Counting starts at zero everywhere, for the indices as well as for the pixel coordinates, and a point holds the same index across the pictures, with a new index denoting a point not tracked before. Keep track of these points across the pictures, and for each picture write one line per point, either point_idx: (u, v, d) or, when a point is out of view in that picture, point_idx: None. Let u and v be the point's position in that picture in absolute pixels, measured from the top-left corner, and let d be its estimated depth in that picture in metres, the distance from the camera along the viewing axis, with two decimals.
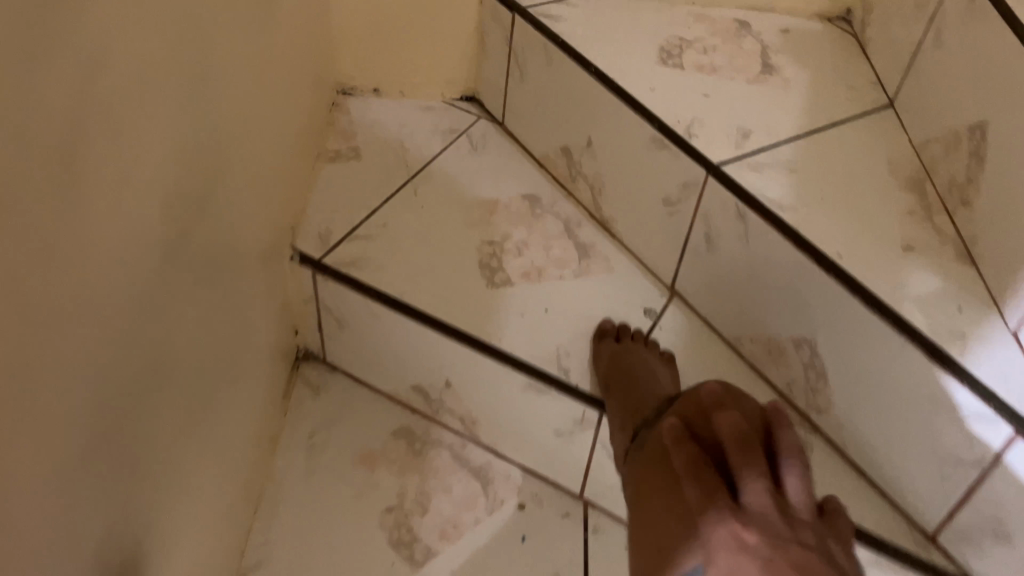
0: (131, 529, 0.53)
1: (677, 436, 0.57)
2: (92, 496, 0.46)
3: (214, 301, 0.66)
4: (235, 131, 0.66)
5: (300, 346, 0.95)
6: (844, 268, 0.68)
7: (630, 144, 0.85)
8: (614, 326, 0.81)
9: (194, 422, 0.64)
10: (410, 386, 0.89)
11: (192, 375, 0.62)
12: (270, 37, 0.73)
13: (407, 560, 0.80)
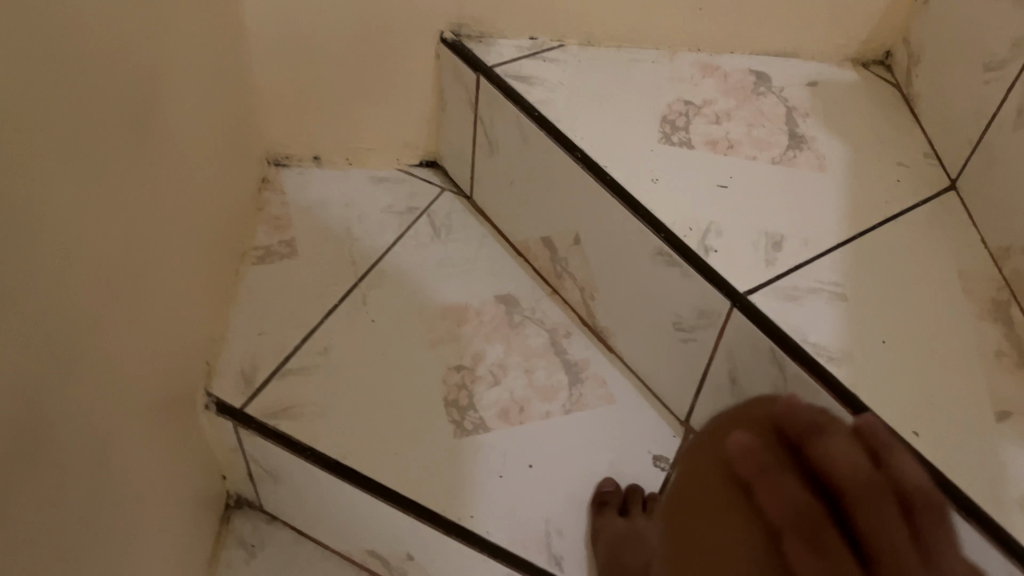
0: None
1: (876, 499, 0.41)
2: None
3: (79, 538, 0.49)
4: (91, 311, 0.48)
5: (230, 491, 0.78)
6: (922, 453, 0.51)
7: (628, 249, 0.67)
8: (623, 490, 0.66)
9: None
10: (365, 551, 0.73)
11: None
12: (145, 156, 0.55)
13: None
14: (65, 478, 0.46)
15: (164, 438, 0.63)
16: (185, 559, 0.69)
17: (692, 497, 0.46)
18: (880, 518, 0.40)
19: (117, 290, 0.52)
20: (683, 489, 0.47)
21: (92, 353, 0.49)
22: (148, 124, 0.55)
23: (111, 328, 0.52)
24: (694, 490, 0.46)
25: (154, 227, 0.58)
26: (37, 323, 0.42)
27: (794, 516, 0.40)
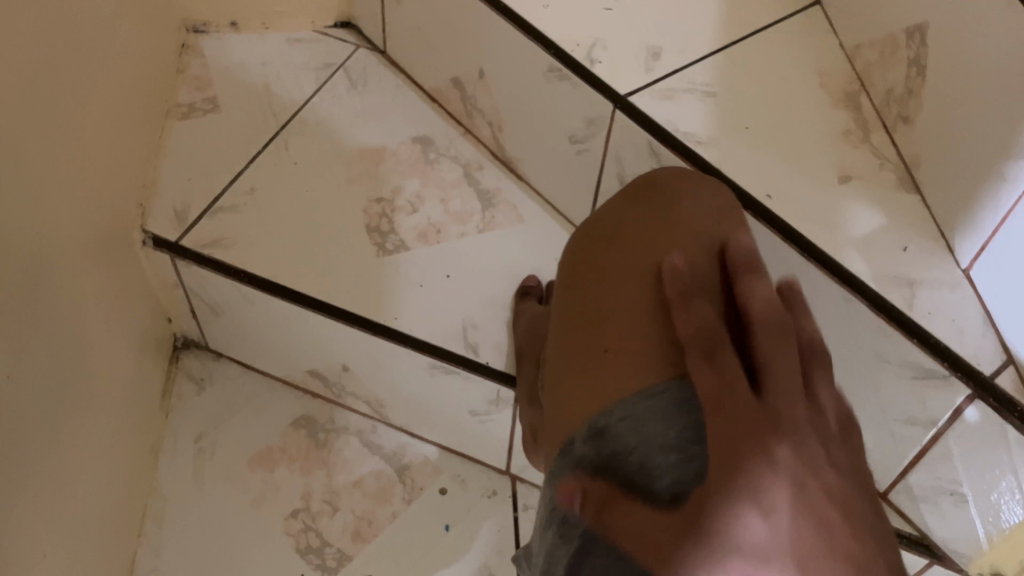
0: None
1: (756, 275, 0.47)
2: None
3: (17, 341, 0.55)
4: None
5: (176, 333, 0.84)
6: (774, 211, 0.59)
7: (525, 74, 0.73)
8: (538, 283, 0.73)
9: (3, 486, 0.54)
10: (306, 371, 0.80)
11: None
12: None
13: (317, 570, 0.73)
14: None
15: (102, 271, 0.69)
16: (137, 388, 0.76)
17: (599, 260, 0.52)
18: (752, 289, 0.46)
19: (28, 117, 0.56)
20: (599, 241, 0.54)
21: (9, 172, 0.54)
22: None
23: (27, 150, 0.56)
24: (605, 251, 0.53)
25: (66, 66, 0.62)
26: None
27: (682, 286, 0.46)
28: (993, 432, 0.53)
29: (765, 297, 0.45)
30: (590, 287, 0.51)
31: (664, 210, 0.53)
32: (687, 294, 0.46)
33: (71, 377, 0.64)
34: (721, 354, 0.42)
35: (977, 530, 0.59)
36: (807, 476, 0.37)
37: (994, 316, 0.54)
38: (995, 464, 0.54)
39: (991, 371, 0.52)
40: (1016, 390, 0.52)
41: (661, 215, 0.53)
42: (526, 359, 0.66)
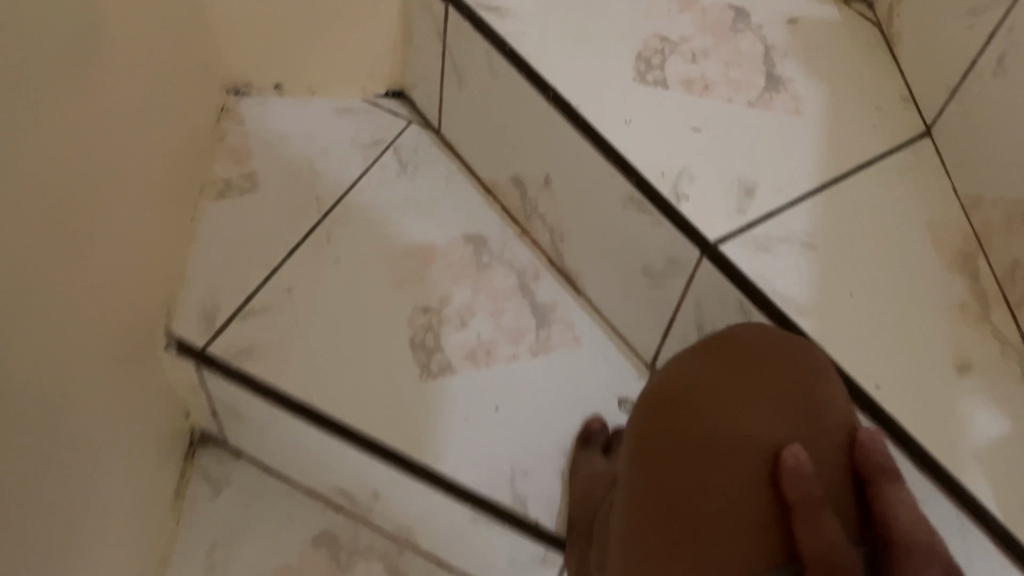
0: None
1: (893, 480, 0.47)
2: None
3: (29, 496, 0.49)
4: (24, 274, 0.46)
5: (194, 427, 0.77)
6: (887, 411, 0.51)
7: (601, 196, 0.66)
8: (592, 425, 0.66)
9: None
10: (332, 487, 0.73)
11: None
12: (85, 105, 0.52)
13: None
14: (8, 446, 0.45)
15: (123, 381, 0.62)
16: (149, 495, 0.70)
17: (687, 438, 0.46)
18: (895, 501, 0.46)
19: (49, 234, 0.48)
20: (680, 394, 0.48)
21: (18, 302, 0.46)
22: (86, 72, 0.51)
23: (55, 281, 0.50)
24: (689, 451, 0.46)
25: (98, 160, 0.54)
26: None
27: (811, 491, 0.43)
28: None
29: (909, 509, 0.46)
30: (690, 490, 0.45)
31: (769, 371, 0.48)
32: (817, 501, 0.42)
33: (76, 511, 0.56)
34: None
35: None
36: None
37: None
38: None
39: None
40: None
41: (772, 382, 0.48)
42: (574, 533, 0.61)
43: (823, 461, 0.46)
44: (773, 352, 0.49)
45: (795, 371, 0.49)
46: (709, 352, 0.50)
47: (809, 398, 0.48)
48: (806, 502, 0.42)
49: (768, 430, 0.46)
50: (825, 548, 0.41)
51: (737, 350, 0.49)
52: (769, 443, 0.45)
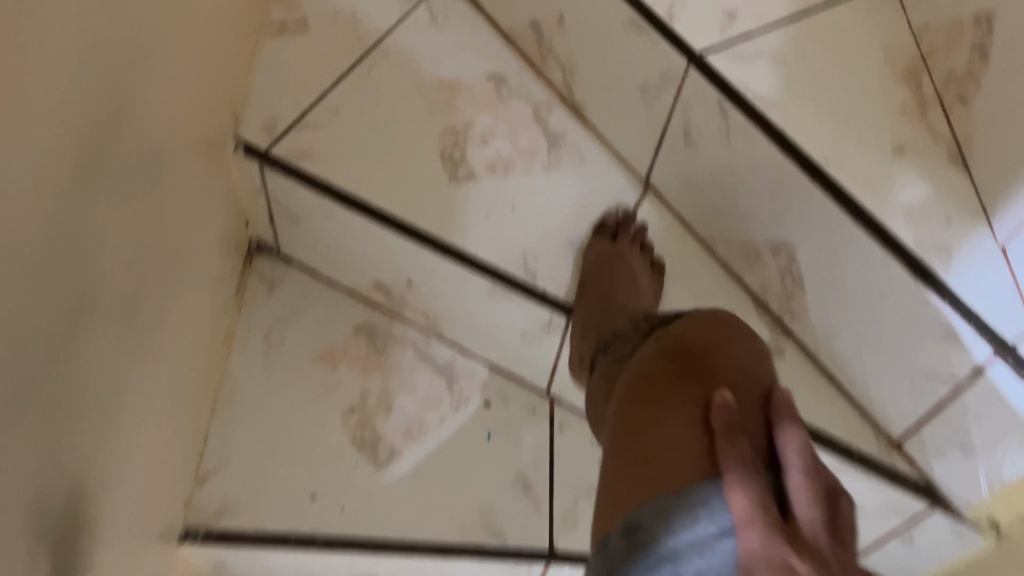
0: (56, 483, 0.49)
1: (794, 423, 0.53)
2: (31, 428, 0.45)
3: (143, 224, 0.60)
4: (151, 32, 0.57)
5: (251, 237, 0.90)
6: (830, 177, 0.64)
7: (605, 24, 0.76)
8: (614, 217, 0.82)
9: (124, 351, 0.59)
10: (371, 283, 0.86)
11: (119, 306, 0.57)
12: None
13: (371, 462, 0.79)
14: (131, 170, 0.56)
15: (204, 167, 0.74)
16: (219, 279, 0.82)
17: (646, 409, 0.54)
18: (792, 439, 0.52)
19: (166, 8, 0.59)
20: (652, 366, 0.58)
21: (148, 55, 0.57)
22: None
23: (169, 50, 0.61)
24: (654, 423, 0.53)
25: None
26: (115, 16, 0.50)
27: (730, 420, 0.51)
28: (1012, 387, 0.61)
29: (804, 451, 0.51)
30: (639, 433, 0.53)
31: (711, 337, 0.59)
32: (734, 428, 0.50)
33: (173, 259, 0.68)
34: (759, 529, 0.45)
35: (979, 482, 0.66)
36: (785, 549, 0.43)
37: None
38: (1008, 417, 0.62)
39: (1012, 339, 0.60)
40: None
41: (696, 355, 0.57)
42: (583, 301, 0.78)
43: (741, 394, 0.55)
44: (708, 330, 0.59)
45: (730, 343, 0.59)
46: (661, 333, 0.63)
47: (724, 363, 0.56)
48: (724, 436, 0.50)
49: (696, 401, 0.53)
50: (739, 495, 0.47)
51: (689, 337, 0.59)
52: (698, 397, 0.53)
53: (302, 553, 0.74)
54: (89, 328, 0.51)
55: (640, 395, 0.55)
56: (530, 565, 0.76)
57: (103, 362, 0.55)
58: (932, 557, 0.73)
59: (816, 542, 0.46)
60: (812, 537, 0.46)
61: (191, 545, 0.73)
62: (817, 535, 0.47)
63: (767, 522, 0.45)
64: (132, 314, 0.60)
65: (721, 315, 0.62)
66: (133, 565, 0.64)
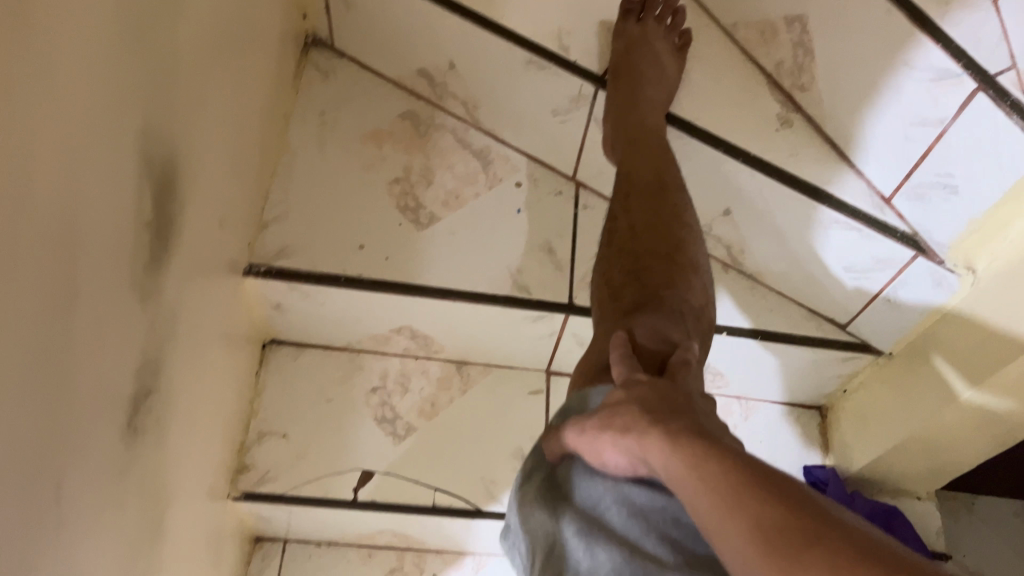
0: (160, 152, 0.58)
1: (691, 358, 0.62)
2: (141, 78, 0.53)
3: None
4: None
5: (308, 31, 0.97)
6: None
7: None
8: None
9: (206, 71, 0.66)
10: (416, 71, 0.93)
11: (201, 25, 0.64)
12: None
13: (412, 223, 0.89)
14: None
15: None
16: (281, 57, 0.89)
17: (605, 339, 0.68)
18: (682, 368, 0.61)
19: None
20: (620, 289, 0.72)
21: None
22: None
23: None
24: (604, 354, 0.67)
25: None
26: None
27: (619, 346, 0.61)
28: (989, 119, 0.67)
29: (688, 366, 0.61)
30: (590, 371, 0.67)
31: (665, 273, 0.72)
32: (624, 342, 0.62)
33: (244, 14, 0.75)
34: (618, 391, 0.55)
35: (960, 216, 0.74)
36: (630, 399, 0.53)
37: (1008, 29, 0.63)
38: (984, 147, 0.69)
39: (995, 73, 0.65)
40: (1012, 87, 0.65)
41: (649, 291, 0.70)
42: (617, 77, 0.82)
43: (669, 326, 0.67)
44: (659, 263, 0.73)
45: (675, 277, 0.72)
46: (638, 228, 0.75)
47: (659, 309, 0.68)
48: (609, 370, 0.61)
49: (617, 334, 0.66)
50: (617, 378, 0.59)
51: (637, 273, 0.72)
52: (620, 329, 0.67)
53: (350, 291, 0.84)
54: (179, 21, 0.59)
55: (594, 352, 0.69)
56: (551, 314, 0.86)
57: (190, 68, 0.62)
58: (914, 311, 0.82)
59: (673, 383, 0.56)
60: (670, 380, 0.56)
61: (256, 279, 0.83)
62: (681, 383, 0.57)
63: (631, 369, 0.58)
64: (214, 38, 0.68)
65: (680, 247, 0.74)
66: (212, 274, 0.74)
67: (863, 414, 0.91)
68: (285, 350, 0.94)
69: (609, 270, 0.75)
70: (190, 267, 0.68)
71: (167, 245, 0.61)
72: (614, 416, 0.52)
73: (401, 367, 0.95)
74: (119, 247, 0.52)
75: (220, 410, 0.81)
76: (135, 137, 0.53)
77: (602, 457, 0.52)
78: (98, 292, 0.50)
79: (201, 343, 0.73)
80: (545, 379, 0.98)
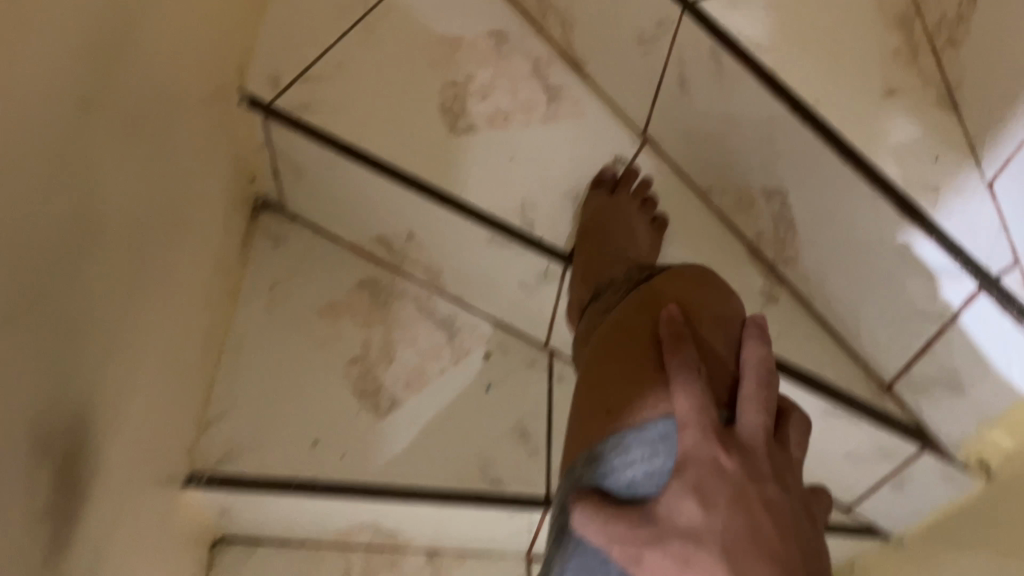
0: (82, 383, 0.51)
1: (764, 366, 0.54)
2: (43, 339, 0.46)
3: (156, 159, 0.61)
4: None
5: (257, 194, 0.91)
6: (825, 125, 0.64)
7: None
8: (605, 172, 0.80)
9: (144, 268, 0.61)
10: (373, 238, 0.86)
11: (126, 239, 0.57)
12: None
13: (372, 411, 0.80)
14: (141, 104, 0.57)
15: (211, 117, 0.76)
16: (226, 232, 0.84)
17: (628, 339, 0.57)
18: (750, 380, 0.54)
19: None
20: (645, 291, 0.60)
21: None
22: None
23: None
24: (626, 362, 0.56)
25: None
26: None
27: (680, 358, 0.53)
28: (995, 319, 0.63)
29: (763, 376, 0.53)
30: (607, 389, 0.56)
31: (696, 277, 0.60)
32: (686, 359, 0.53)
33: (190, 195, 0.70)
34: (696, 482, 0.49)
35: (970, 415, 0.69)
36: (716, 517, 0.48)
37: (1007, 216, 0.60)
38: (991, 345, 0.64)
39: (996, 270, 0.61)
40: (1018, 288, 0.61)
41: (686, 292, 0.58)
42: (579, 247, 0.75)
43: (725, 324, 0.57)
44: (684, 270, 0.60)
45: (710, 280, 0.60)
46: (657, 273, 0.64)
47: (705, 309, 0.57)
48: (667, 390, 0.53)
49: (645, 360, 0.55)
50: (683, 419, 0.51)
51: (655, 297, 0.59)
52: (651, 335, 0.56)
53: (304, 499, 0.75)
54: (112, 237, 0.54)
55: (620, 333, 0.58)
56: (528, 513, 0.77)
57: (121, 278, 0.57)
58: (921, 504, 0.76)
59: (752, 455, 0.50)
60: (749, 452, 0.51)
61: (196, 490, 0.73)
62: (757, 442, 0.51)
63: (704, 425, 0.51)
64: (146, 246, 0.61)
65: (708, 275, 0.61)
66: (148, 496, 0.65)
67: None
68: (236, 547, 0.85)
69: (619, 309, 0.61)
70: (117, 507, 0.59)
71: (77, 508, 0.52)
72: (701, 547, 0.47)
73: (365, 565, 0.85)
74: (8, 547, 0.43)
75: None
76: (34, 409, 0.46)
77: None
78: None
79: (140, 562, 0.64)
80: (525, 562, 0.88)
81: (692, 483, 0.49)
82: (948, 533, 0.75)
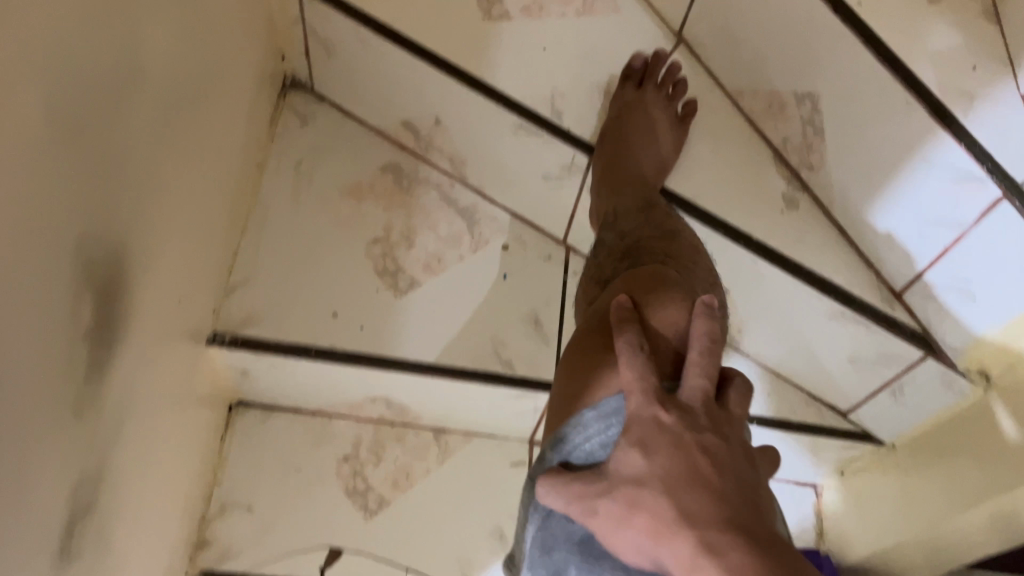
0: (108, 229, 0.53)
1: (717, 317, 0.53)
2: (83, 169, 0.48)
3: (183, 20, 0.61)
4: None
5: (287, 72, 0.91)
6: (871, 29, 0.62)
7: None
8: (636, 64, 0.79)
9: (170, 128, 0.61)
10: (400, 122, 0.88)
11: (158, 93, 0.58)
12: None
13: (391, 289, 0.83)
14: None
15: None
16: (257, 104, 0.84)
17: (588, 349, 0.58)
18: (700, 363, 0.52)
19: None
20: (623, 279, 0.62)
21: None
22: None
23: None
24: (591, 354, 0.57)
25: None
26: None
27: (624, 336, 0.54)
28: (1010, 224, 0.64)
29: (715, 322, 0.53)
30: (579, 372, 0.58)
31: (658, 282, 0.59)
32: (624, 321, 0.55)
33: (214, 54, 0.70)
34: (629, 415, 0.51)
35: (979, 320, 0.71)
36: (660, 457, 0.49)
37: None
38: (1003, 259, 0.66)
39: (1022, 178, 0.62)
40: None
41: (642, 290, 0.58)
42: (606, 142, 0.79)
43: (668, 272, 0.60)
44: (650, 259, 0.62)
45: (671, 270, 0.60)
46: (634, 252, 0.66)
47: (653, 276, 0.60)
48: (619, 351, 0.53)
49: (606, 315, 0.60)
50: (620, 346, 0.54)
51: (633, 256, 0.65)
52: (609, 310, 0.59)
53: (321, 363, 0.79)
54: (138, 82, 0.54)
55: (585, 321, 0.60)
56: (532, 393, 0.81)
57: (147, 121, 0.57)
58: (919, 411, 0.80)
59: (694, 416, 0.50)
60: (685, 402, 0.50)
61: (219, 348, 0.77)
62: (697, 404, 0.50)
63: (648, 391, 0.51)
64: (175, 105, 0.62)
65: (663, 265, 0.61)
66: (172, 339, 0.68)
67: (861, 502, 0.88)
68: (251, 414, 0.89)
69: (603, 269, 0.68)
70: (142, 351, 0.62)
71: (113, 331, 0.55)
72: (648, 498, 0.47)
73: (375, 436, 0.90)
74: (52, 348, 0.47)
75: (177, 480, 0.74)
76: (72, 230, 0.48)
77: (624, 550, 0.48)
78: (20, 404, 0.44)
79: (159, 413, 0.67)
80: (528, 450, 0.94)
81: (636, 437, 0.49)
82: (938, 439, 0.79)
